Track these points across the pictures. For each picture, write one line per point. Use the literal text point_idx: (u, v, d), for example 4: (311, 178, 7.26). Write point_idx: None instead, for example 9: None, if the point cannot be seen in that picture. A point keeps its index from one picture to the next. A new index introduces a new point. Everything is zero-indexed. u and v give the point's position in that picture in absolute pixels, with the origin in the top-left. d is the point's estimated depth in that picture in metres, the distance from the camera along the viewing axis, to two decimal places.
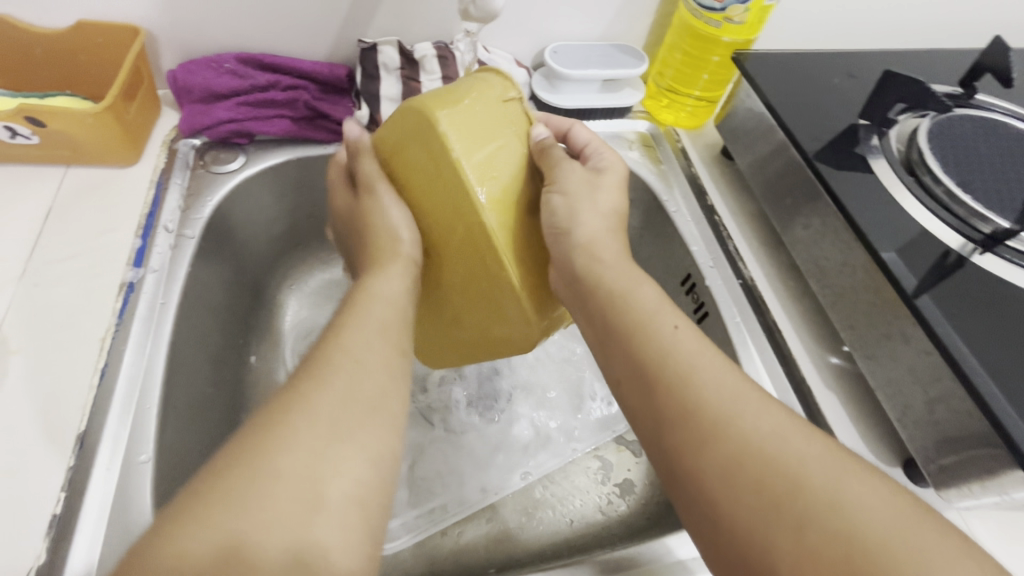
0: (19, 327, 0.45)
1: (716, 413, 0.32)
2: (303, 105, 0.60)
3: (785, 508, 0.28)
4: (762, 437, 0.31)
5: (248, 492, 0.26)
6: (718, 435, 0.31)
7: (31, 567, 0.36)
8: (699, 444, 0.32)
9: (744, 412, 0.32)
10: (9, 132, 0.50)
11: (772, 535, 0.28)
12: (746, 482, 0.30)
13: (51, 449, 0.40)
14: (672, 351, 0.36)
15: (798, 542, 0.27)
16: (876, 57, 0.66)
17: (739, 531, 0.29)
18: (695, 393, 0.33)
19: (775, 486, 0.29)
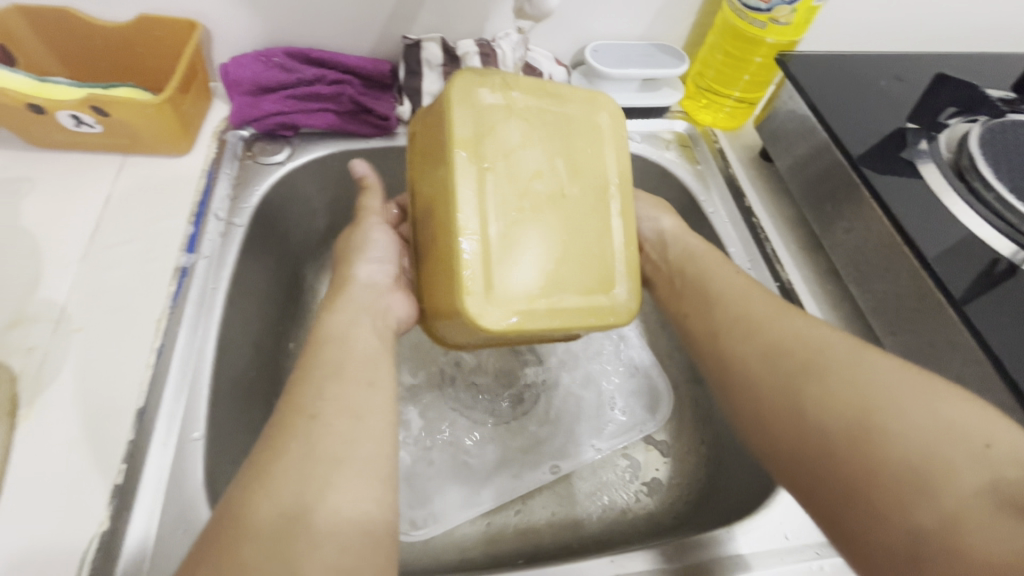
0: (82, 306, 0.48)
1: (756, 317, 0.44)
2: (348, 100, 0.62)
3: (811, 369, 0.39)
4: (803, 337, 0.41)
5: (278, 476, 0.32)
6: (755, 328, 0.43)
7: (96, 532, 0.38)
8: (741, 334, 0.44)
9: (788, 321, 0.42)
10: (74, 121, 0.52)
11: (802, 389, 0.38)
12: (779, 357, 0.41)
13: (113, 422, 0.42)
14: (733, 287, 0.47)
15: (827, 396, 0.37)
16: (924, 59, 0.65)
17: (767, 392, 0.40)
18: (738, 309, 0.45)
19: (810, 365, 0.39)
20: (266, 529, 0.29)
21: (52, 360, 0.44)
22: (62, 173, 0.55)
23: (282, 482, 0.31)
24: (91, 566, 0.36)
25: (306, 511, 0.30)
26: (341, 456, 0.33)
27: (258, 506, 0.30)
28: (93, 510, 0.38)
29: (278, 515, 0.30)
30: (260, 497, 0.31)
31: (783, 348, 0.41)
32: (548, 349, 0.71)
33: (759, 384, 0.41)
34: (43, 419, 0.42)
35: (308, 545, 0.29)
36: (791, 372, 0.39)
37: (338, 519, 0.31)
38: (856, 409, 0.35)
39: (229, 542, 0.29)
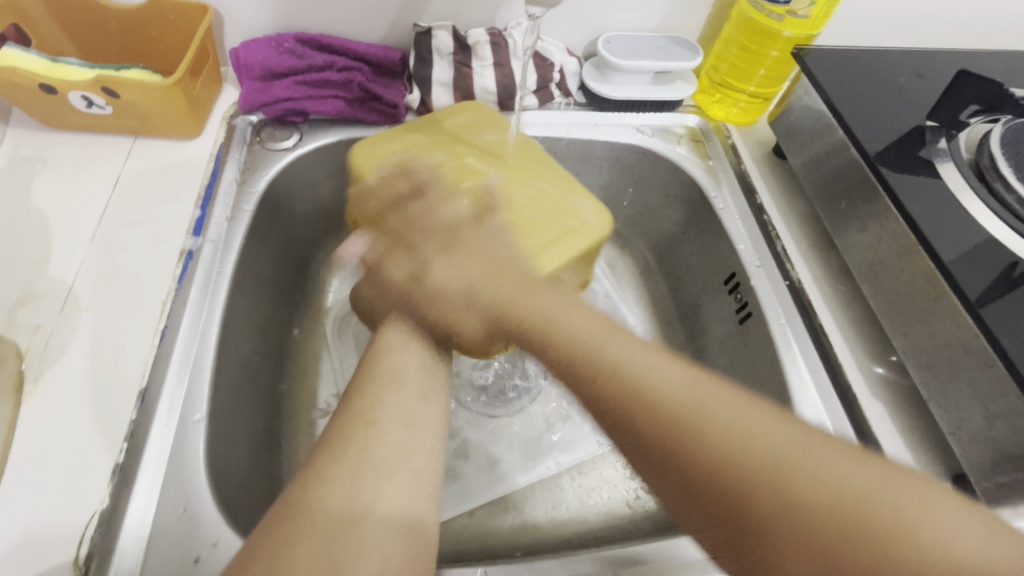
0: (88, 285, 0.48)
1: (674, 415, 0.30)
2: (357, 86, 0.61)
3: (765, 501, 0.27)
4: (751, 441, 0.28)
5: (336, 473, 0.30)
6: (681, 435, 0.30)
7: (96, 509, 0.38)
8: (666, 447, 0.30)
9: (714, 409, 0.30)
10: (85, 102, 0.53)
11: (766, 526, 0.27)
12: (724, 482, 0.28)
13: (116, 401, 0.42)
14: (628, 358, 0.33)
15: (789, 530, 0.26)
16: (946, 56, 0.63)
17: (717, 529, 0.28)
18: (650, 391, 0.31)
19: (763, 486, 0.27)
20: (323, 524, 0.28)
21: (58, 338, 0.45)
22: (73, 154, 0.56)
23: (338, 481, 0.30)
24: (91, 542, 0.37)
25: (360, 513, 0.29)
26: (397, 460, 0.32)
27: (316, 500, 0.29)
28: (94, 487, 0.39)
29: (336, 511, 0.29)
30: (316, 492, 0.29)
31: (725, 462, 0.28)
32: None
33: (698, 518, 0.29)
34: (48, 396, 0.42)
35: (362, 551, 0.28)
36: (738, 499, 0.28)
37: (393, 526, 0.29)
38: (831, 547, 0.25)
39: (283, 535, 0.27)
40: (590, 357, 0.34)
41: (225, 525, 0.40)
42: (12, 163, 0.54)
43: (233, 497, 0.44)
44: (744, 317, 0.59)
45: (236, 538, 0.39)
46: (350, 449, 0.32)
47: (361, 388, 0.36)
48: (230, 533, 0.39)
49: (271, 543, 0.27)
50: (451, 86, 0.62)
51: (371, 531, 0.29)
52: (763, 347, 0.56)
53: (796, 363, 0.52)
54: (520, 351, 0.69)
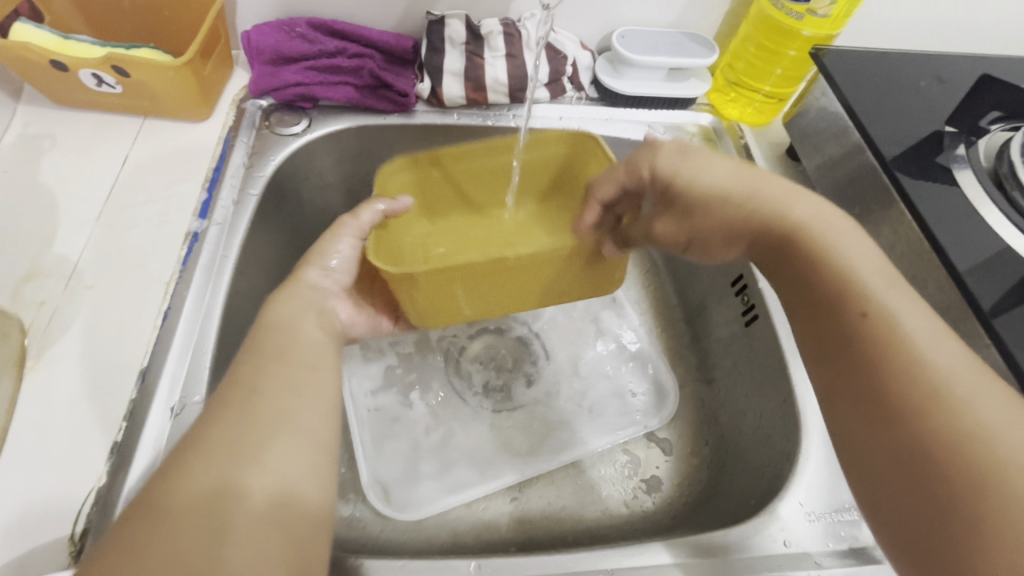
0: (93, 264, 0.48)
1: (920, 395, 0.31)
2: (368, 73, 0.61)
3: (986, 511, 0.27)
4: (979, 414, 0.29)
5: (195, 463, 0.29)
6: (921, 415, 0.30)
7: (93, 486, 0.38)
8: (889, 424, 0.32)
9: (971, 386, 0.30)
10: (96, 80, 0.53)
11: (973, 539, 0.27)
12: (939, 471, 0.29)
13: (117, 379, 0.43)
14: (922, 338, 0.32)
15: (998, 554, 0.27)
16: (968, 60, 0.61)
17: (926, 512, 0.30)
18: (900, 347, 0.32)
19: (994, 502, 0.27)
20: (183, 512, 0.27)
21: (61, 315, 0.45)
22: (82, 133, 0.56)
23: (199, 468, 0.29)
24: (87, 518, 0.37)
25: (223, 502, 0.28)
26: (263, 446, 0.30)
27: (176, 491, 0.28)
28: (92, 465, 0.39)
29: (196, 501, 0.28)
30: (179, 480, 0.28)
31: (946, 417, 0.30)
32: (554, 339, 0.70)
33: (909, 502, 0.30)
34: (50, 371, 0.42)
35: (225, 549, 0.27)
36: (957, 462, 0.29)
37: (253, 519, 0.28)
38: None
39: (143, 526, 0.26)
40: (813, 301, 0.37)
41: None
42: (22, 139, 0.54)
43: None
44: (751, 320, 0.59)
45: None
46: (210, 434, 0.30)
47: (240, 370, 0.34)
48: None
49: (132, 528, 0.27)
50: (462, 77, 0.61)
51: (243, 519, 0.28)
52: (768, 349, 0.55)
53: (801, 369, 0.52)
54: (521, 347, 0.69)
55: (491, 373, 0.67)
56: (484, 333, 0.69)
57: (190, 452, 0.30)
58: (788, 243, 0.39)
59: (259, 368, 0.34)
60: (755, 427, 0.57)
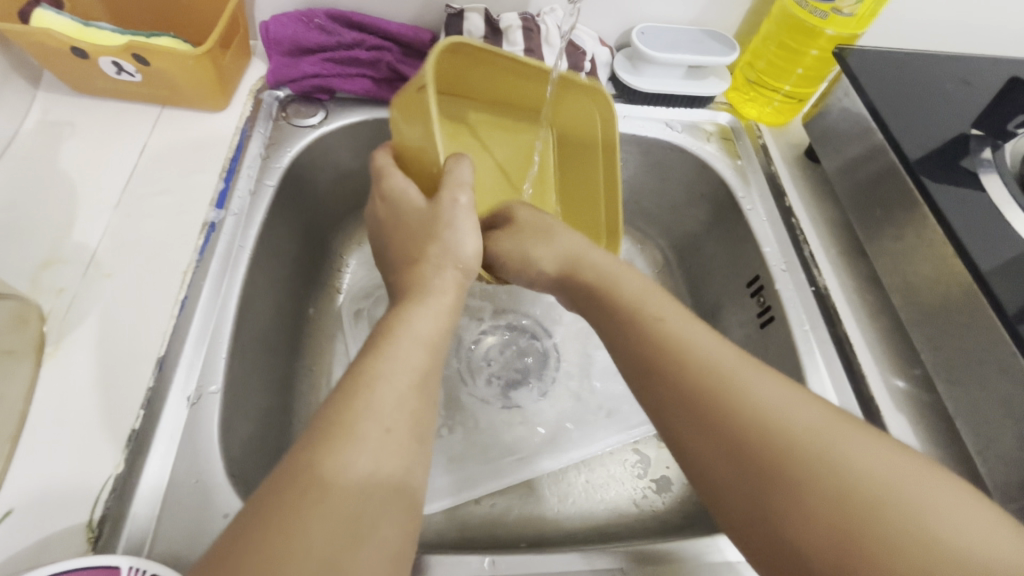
0: (111, 251, 0.48)
1: (762, 420, 0.33)
2: (386, 66, 0.61)
3: (833, 521, 0.29)
4: (819, 437, 0.32)
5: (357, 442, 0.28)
6: (764, 441, 0.32)
7: (111, 473, 0.38)
8: (739, 449, 0.33)
9: (802, 411, 0.33)
10: (116, 68, 0.53)
11: (822, 544, 0.29)
12: (791, 490, 0.30)
13: (135, 367, 0.43)
14: (743, 381, 0.34)
15: (835, 554, 0.28)
16: (995, 63, 0.60)
17: (778, 531, 0.30)
18: (730, 401, 0.34)
19: (836, 509, 0.29)
20: (347, 491, 0.27)
21: (80, 303, 0.45)
22: (101, 120, 0.56)
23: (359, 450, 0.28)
24: (106, 505, 0.37)
25: (381, 491, 0.28)
26: (404, 438, 0.30)
27: (339, 471, 0.27)
28: (110, 452, 0.39)
29: (362, 486, 0.27)
30: (335, 466, 0.27)
31: (822, 469, 0.30)
32: (566, 337, 0.70)
33: (763, 520, 0.31)
34: (69, 358, 0.42)
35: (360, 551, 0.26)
36: (821, 485, 0.30)
37: (401, 518, 0.28)
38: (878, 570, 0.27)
39: (298, 502, 0.26)
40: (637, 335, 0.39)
41: (237, 498, 0.40)
42: (41, 125, 0.54)
43: (244, 470, 0.44)
44: (766, 321, 0.58)
45: None
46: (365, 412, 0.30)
47: (375, 357, 0.33)
48: (241, 507, 0.39)
49: (282, 505, 0.26)
50: None
51: (392, 516, 0.28)
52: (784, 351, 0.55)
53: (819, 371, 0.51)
54: (533, 343, 0.69)
55: (502, 369, 0.67)
56: (496, 327, 0.69)
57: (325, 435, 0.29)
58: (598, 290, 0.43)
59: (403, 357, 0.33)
60: None
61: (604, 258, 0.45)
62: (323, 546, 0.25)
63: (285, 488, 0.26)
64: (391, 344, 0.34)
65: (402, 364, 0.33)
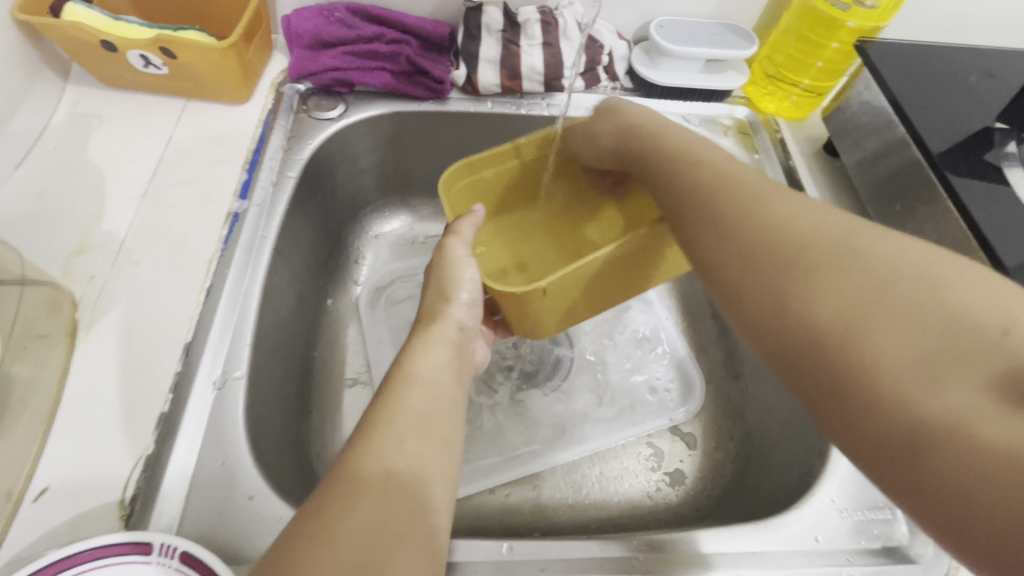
0: (139, 240, 0.49)
1: (799, 228, 0.31)
2: (405, 60, 0.61)
3: (883, 305, 0.26)
4: (889, 253, 0.28)
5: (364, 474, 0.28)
6: (805, 239, 0.30)
7: (141, 455, 0.39)
8: (778, 255, 0.30)
9: (868, 233, 0.29)
10: (143, 61, 0.54)
11: (874, 330, 0.25)
12: (834, 280, 0.28)
13: (163, 352, 0.44)
14: (797, 211, 0.32)
15: (892, 338, 0.25)
16: (1020, 55, 0.59)
17: (818, 329, 0.27)
18: (784, 228, 0.31)
19: (890, 294, 0.26)
20: (364, 513, 0.27)
21: (109, 290, 0.46)
22: (128, 113, 0.57)
23: (368, 479, 0.28)
24: (136, 485, 0.38)
25: (398, 516, 0.28)
26: (416, 469, 0.30)
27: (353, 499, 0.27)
28: (140, 433, 0.40)
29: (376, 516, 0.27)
30: (344, 496, 0.28)
31: (870, 261, 0.28)
32: (580, 331, 0.70)
33: (806, 319, 0.28)
34: (100, 342, 0.44)
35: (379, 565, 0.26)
36: (890, 292, 0.26)
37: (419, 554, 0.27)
38: (935, 355, 0.24)
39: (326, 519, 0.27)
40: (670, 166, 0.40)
41: (261, 480, 0.41)
42: (71, 117, 0.56)
43: (268, 455, 0.44)
44: None
45: (271, 494, 0.40)
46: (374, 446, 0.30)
47: (383, 394, 0.33)
48: (266, 489, 0.40)
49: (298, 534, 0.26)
50: (498, 64, 0.61)
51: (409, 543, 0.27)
52: None
53: None
54: (547, 337, 0.69)
55: (518, 361, 0.67)
56: None
57: None
58: (649, 150, 0.42)
59: (411, 392, 0.33)
60: (784, 424, 0.56)
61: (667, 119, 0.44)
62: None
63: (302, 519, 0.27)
64: (398, 379, 0.34)
65: (408, 398, 0.33)
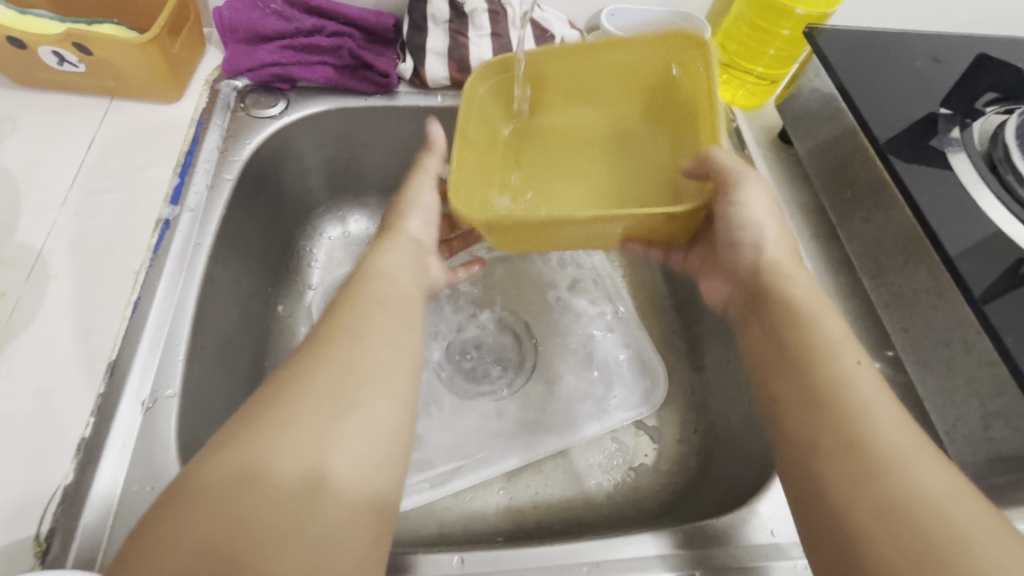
0: (59, 252, 0.46)
1: (855, 397, 0.33)
2: (348, 53, 0.59)
3: (895, 517, 0.28)
4: (932, 488, 0.29)
5: (264, 434, 0.29)
6: (853, 417, 0.32)
7: (59, 484, 0.37)
8: (815, 417, 0.33)
9: (964, 514, 0.28)
10: (57, 58, 0.50)
11: (878, 546, 0.28)
12: (856, 474, 0.30)
13: (83, 372, 0.41)
14: (929, 476, 0.29)
15: (889, 557, 0.27)
16: (964, 40, 0.60)
17: (832, 517, 0.30)
18: (865, 433, 0.31)
19: (904, 516, 0.28)
20: (246, 493, 0.27)
21: (25, 305, 0.43)
22: (44, 114, 0.53)
23: (274, 438, 0.29)
24: (54, 518, 0.35)
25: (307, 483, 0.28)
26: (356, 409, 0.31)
27: (253, 458, 0.28)
28: (60, 460, 0.37)
29: (291, 487, 0.28)
30: (244, 450, 0.28)
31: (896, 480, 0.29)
32: (541, 327, 0.69)
33: (825, 504, 0.30)
34: (13, 364, 0.40)
35: (281, 530, 0.27)
36: (939, 561, 0.26)
37: (337, 511, 0.28)
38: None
39: (192, 505, 0.27)
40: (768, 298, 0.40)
41: None
42: None
43: None
44: None
45: None
46: (285, 405, 0.30)
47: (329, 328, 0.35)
48: None
49: (206, 504, 0.27)
50: (446, 56, 0.58)
51: (331, 499, 0.28)
52: None
53: None
54: (508, 335, 0.68)
55: (480, 361, 0.66)
56: (473, 317, 0.69)
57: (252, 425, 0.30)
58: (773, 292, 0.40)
59: (345, 352, 0.33)
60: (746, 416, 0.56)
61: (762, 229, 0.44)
62: (253, 536, 0.26)
63: (178, 496, 0.28)
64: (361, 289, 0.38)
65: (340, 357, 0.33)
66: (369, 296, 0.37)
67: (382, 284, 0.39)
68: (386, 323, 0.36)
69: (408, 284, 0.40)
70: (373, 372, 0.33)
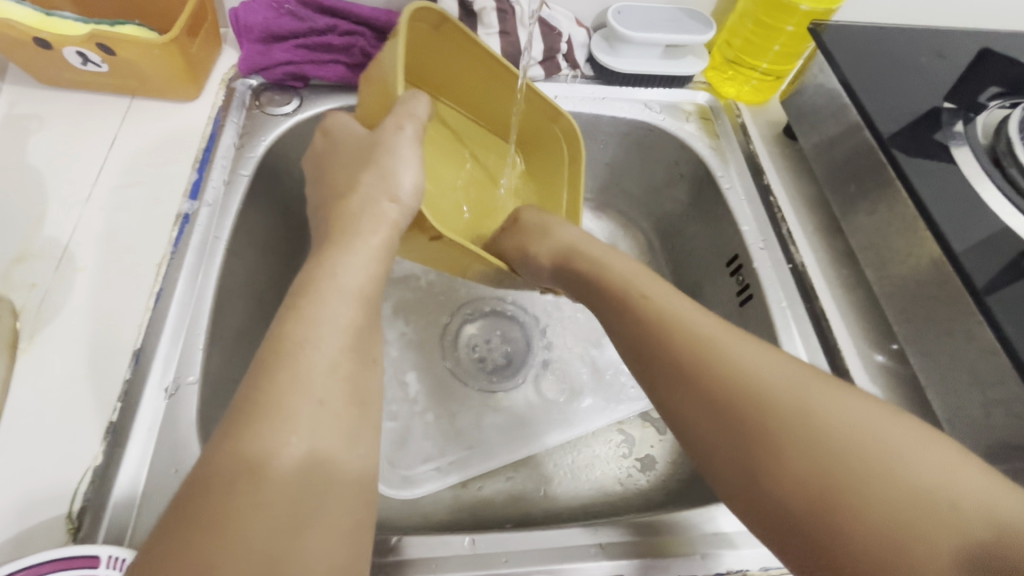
0: (85, 246, 0.47)
1: (653, 317, 0.40)
2: (360, 51, 0.61)
3: (718, 395, 0.34)
4: (732, 353, 0.36)
5: (272, 434, 0.28)
6: (653, 329, 0.39)
7: (89, 466, 0.38)
8: (639, 345, 0.40)
9: (760, 361, 0.35)
10: (81, 59, 0.52)
11: (719, 430, 0.34)
12: (678, 376, 0.37)
13: (110, 360, 0.43)
14: (721, 345, 0.36)
15: (727, 432, 0.33)
16: (969, 34, 0.61)
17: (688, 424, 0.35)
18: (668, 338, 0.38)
19: (722, 389, 0.34)
20: (268, 497, 0.27)
21: (53, 297, 0.45)
22: (69, 112, 0.55)
23: (279, 442, 0.28)
24: (85, 496, 0.37)
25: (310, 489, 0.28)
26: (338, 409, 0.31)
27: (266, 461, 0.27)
28: (90, 442, 0.39)
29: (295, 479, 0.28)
30: (249, 452, 0.27)
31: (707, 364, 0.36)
32: (547, 323, 0.70)
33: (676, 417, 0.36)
34: (44, 352, 0.42)
35: (302, 536, 0.27)
36: (756, 411, 0.33)
37: (343, 504, 0.29)
38: (751, 439, 0.32)
39: (210, 511, 0.26)
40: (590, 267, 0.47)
41: None
42: (8, 119, 0.54)
43: None
44: (745, 299, 0.58)
45: None
46: (281, 402, 0.29)
47: (293, 311, 0.33)
48: None
49: (204, 500, 0.26)
50: None
51: (337, 496, 0.29)
52: (762, 327, 0.55)
53: (794, 344, 0.52)
54: (516, 327, 0.70)
55: (489, 354, 0.67)
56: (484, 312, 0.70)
57: (251, 429, 0.28)
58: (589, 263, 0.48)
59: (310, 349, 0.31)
60: None
61: (591, 241, 0.50)
62: (258, 546, 0.25)
63: (189, 503, 0.26)
64: (314, 291, 0.35)
65: (319, 337, 0.32)
66: (296, 339, 0.32)
67: (338, 308, 0.34)
68: (337, 358, 0.32)
69: (363, 286, 0.37)
70: (358, 376, 0.33)
